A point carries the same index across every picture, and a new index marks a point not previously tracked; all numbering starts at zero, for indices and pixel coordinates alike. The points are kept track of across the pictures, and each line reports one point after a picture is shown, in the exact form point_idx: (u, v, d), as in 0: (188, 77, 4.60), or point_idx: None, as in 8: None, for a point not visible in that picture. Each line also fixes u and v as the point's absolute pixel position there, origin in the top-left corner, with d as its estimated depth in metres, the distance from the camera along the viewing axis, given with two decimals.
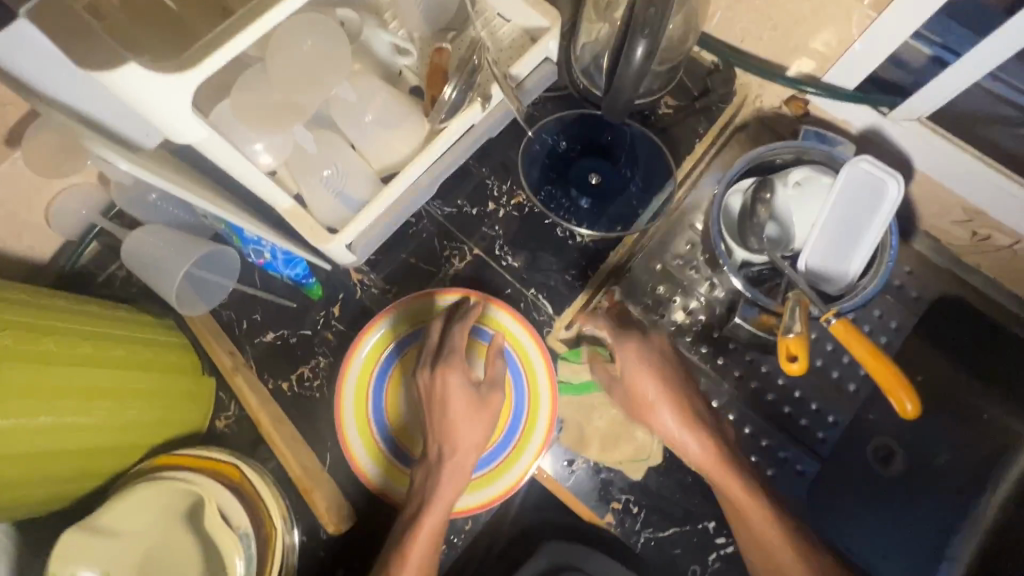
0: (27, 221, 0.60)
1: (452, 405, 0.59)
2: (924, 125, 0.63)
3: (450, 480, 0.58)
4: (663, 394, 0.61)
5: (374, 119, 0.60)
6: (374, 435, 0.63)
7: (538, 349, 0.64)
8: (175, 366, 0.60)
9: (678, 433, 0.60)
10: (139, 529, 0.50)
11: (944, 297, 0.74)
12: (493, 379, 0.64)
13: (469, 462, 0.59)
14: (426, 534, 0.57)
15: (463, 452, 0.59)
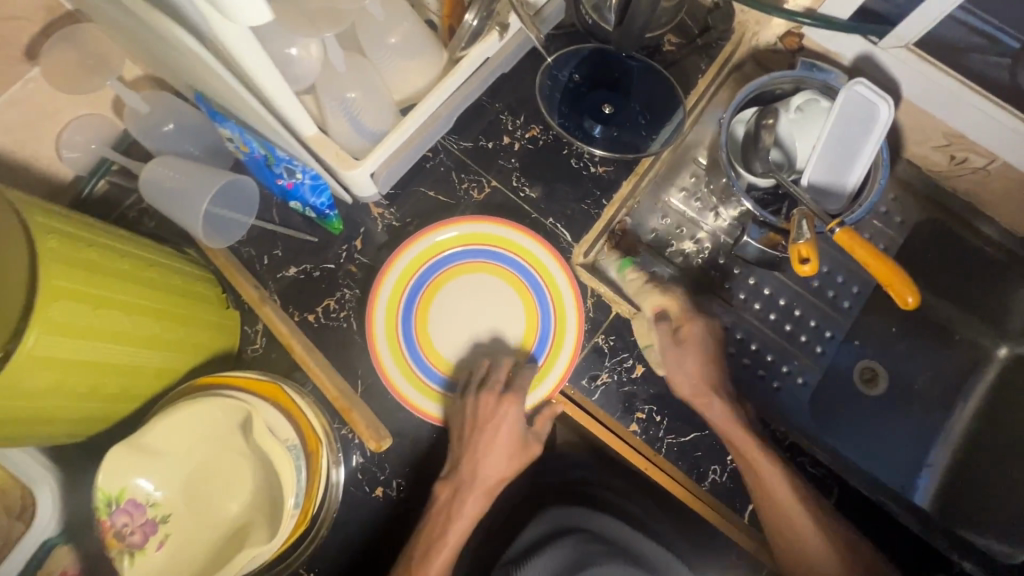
0: (46, 141, 0.58)
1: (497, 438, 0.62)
2: (912, 52, 0.68)
3: (478, 501, 0.62)
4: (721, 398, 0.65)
5: (396, 44, 0.60)
6: (405, 355, 0.64)
7: (565, 275, 0.66)
8: (200, 294, 0.58)
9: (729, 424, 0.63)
10: (192, 441, 0.51)
11: (924, 220, 0.81)
12: (521, 302, 0.67)
13: (494, 487, 0.63)
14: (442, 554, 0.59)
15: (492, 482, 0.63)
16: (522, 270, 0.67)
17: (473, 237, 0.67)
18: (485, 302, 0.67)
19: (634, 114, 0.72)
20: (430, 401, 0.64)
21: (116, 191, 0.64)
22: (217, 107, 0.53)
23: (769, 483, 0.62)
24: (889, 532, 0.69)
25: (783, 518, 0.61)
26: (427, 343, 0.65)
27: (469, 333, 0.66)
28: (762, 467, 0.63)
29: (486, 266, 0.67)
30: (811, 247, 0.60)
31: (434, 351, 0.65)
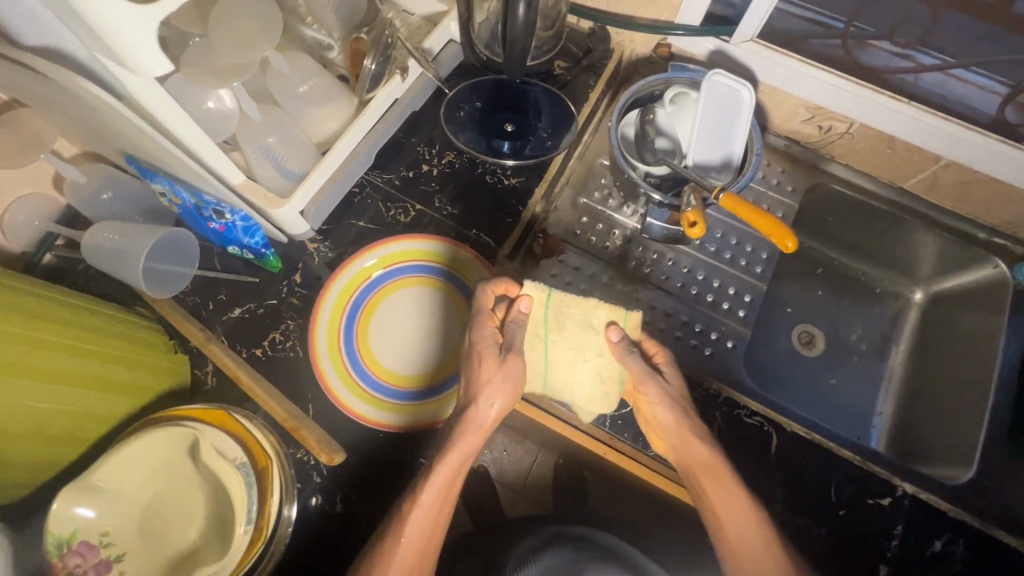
0: None
1: (481, 367, 0.64)
2: (759, 43, 0.79)
3: (467, 442, 0.62)
4: (674, 416, 0.65)
5: (305, 92, 0.67)
6: (344, 360, 0.69)
7: (494, 282, 0.74)
8: (147, 340, 0.62)
9: (683, 449, 0.65)
10: (144, 473, 0.53)
11: (813, 186, 0.90)
12: (455, 307, 0.73)
13: (482, 418, 0.63)
14: (424, 498, 0.60)
15: (485, 420, 0.63)
16: (451, 279, 0.75)
17: (402, 255, 0.74)
18: (423, 309, 0.73)
19: (537, 130, 0.82)
20: (359, 399, 0.68)
21: (62, 262, 0.68)
22: (149, 161, 0.59)
23: (721, 518, 0.62)
24: (833, 469, 0.69)
25: (738, 545, 0.61)
26: (363, 345, 0.70)
27: (410, 341, 0.71)
28: (717, 496, 0.62)
29: (416, 279, 0.74)
30: (698, 212, 0.68)
31: (369, 353, 0.70)
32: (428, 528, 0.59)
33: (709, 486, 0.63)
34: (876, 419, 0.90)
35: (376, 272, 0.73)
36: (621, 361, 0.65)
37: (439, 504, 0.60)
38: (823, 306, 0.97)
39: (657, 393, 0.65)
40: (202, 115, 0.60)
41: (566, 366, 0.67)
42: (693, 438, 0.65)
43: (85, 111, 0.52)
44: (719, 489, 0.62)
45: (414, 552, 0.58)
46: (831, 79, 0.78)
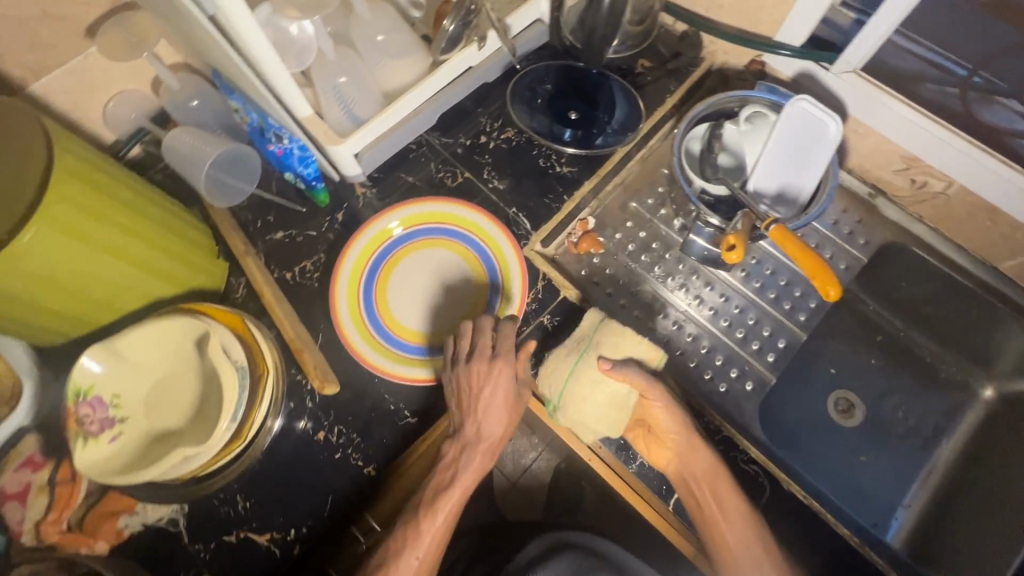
0: (97, 98, 0.72)
1: (490, 397, 0.64)
2: (861, 77, 0.73)
3: (477, 463, 0.65)
4: (682, 426, 0.66)
5: (383, 42, 0.70)
6: (359, 297, 0.72)
7: (518, 263, 0.73)
8: (194, 238, 0.68)
9: (688, 454, 0.65)
10: (160, 353, 0.59)
11: (889, 244, 0.82)
12: (475, 278, 0.74)
13: (496, 442, 0.65)
14: (442, 516, 0.62)
15: (494, 439, 0.65)
16: (472, 244, 0.75)
17: (426, 217, 0.75)
18: (444, 271, 0.74)
19: (603, 124, 0.80)
20: (360, 336, 0.70)
21: (147, 155, 0.76)
22: (232, 78, 0.65)
23: (721, 523, 0.61)
24: (822, 544, 0.65)
25: (734, 549, 0.60)
26: (380, 290, 0.72)
27: (423, 301, 0.73)
28: (716, 502, 0.63)
29: (437, 240, 0.75)
30: (739, 236, 0.67)
31: (383, 298, 0.72)
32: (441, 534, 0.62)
33: (711, 489, 0.63)
34: (900, 512, 0.80)
35: (414, 227, 0.75)
36: (621, 378, 0.64)
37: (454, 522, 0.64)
38: (876, 379, 0.86)
39: (665, 406, 0.66)
40: (285, 42, 0.63)
41: (581, 393, 0.65)
42: (694, 445, 0.65)
43: (184, 20, 0.57)
44: (720, 497, 0.63)
45: (428, 552, 0.61)
46: (938, 129, 0.70)
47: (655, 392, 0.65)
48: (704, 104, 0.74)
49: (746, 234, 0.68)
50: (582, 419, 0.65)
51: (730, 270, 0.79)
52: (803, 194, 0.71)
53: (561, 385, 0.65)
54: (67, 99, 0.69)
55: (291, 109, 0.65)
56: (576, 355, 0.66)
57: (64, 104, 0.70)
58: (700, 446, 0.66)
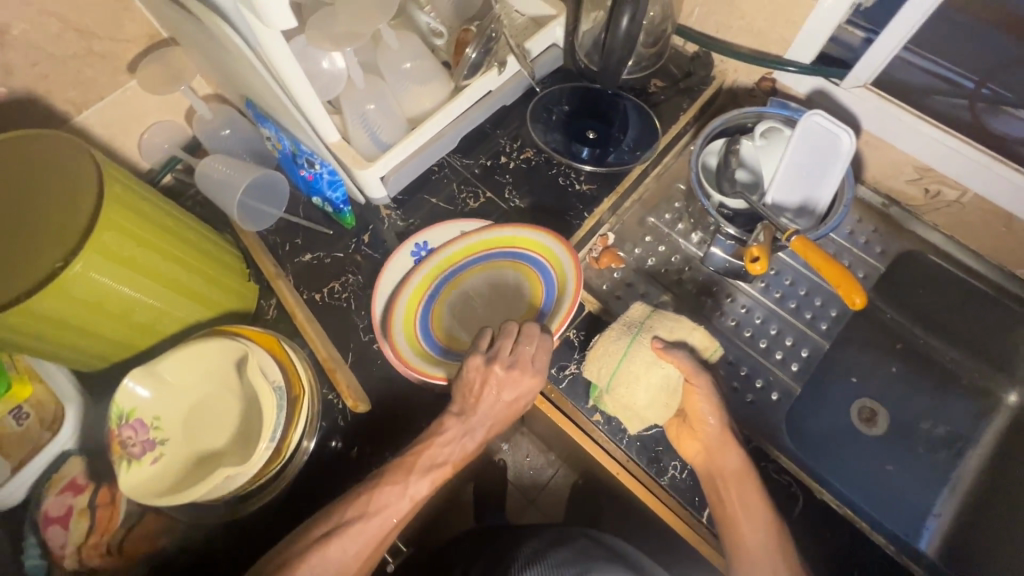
0: (134, 127, 0.76)
1: (506, 390, 0.64)
2: (870, 91, 0.75)
3: (471, 444, 0.67)
4: (721, 424, 0.65)
5: (409, 70, 0.73)
6: (416, 319, 0.70)
7: (575, 281, 0.69)
8: (228, 263, 0.70)
9: (723, 455, 0.64)
10: (199, 375, 0.60)
11: (905, 253, 0.83)
12: (532, 299, 0.72)
13: (493, 428, 0.68)
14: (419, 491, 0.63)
15: (493, 426, 0.68)
16: (540, 270, 0.72)
17: (496, 240, 0.72)
18: (504, 294, 0.73)
19: (619, 142, 0.82)
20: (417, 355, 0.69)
21: (178, 183, 0.79)
22: (267, 106, 0.67)
23: (744, 528, 0.61)
24: (857, 555, 0.64)
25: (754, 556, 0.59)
26: (438, 313, 0.71)
27: (481, 321, 0.72)
28: (740, 506, 0.62)
29: (500, 263, 0.73)
30: (762, 248, 0.68)
31: (438, 318, 0.71)
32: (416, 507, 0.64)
33: (737, 493, 0.63)
34: (930, 520, 0.79)
35: (474, 252, 0.73)
36: (672, 362, 0.66)
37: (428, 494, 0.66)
38: (897, 387, 0.86)
39: (707, 401, 0.65)
40: (315, 73, 0.67)
41: (636, 373, 0.66)
42: (728, 443, 0.65)
43: (224, 54, 0.60)
44: (745, 500, 0.62)
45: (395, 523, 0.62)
46: (948, 138, 0.72)
47: (703, 385, 0.66)
48: (721, 120, 0.77)
49: (767, 243, 0.69)
50: (629, 399, 0.66)
51: (750, 282, 0.81)
52: (819, 209, 0.73)
53: (615, 359, 0.67)
54: (107, 129, 0.73)
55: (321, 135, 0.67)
56: (628, 336, 0.68)
57: (104, 133, 0.73)
58: (736, 446, 0.65)
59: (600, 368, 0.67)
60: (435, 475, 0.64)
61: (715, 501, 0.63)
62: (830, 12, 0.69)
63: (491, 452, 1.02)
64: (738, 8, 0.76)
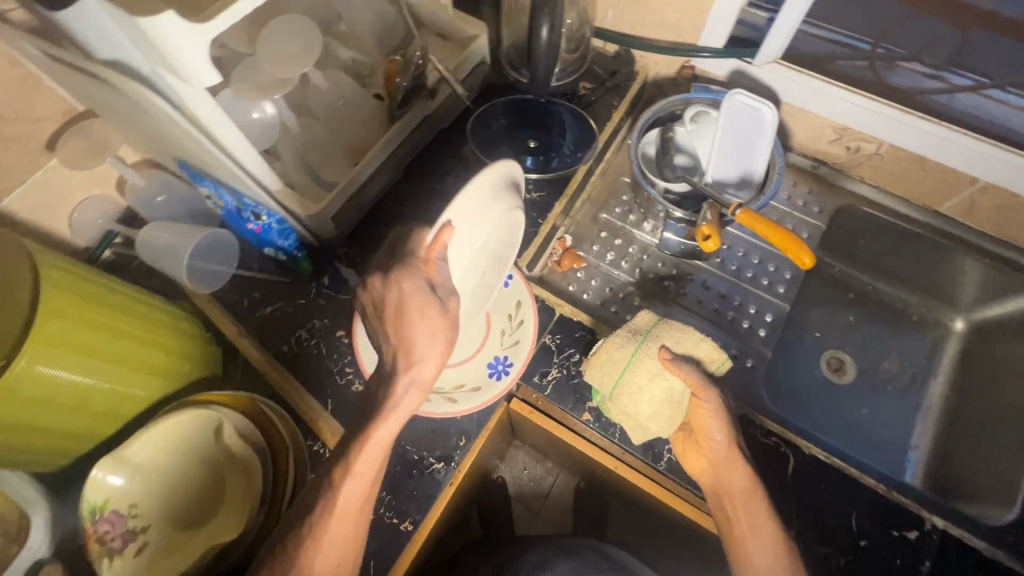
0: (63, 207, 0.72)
1: (411, 314, 0.57)
2: (783, 65, 0.79)
3: (403, 405, 0.56)
4: (728, 439, 0.64)
5: (342, 107, 0.72)
6: None
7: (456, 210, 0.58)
8: (188, 331, 0.67)
9: (730, 471, 0.63)
10: (173, 453, 0.57)
11: (842, 207, 0.88)
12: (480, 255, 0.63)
13: (424, 377, 0.57)
14: (354, 482, 0.55)
15: (425, 379, 0.57)
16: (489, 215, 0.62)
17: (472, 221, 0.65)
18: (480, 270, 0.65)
19: (560, 146, 0.83)
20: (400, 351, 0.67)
21: (120, 258, 0.76)
22: (202, 165, 0.65)
23: (749, 546, 0.60)
24: (854, 500, 0.66)
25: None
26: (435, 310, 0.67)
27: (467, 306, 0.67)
28: (747, 525, 0.61)
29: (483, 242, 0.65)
30: (712, 226, 0.71)
31: None
32: (363, 496, 0.55)
33: (742, 511, 0.62)
34: (911, 453, 0.84)
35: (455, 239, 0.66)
36: (678, 374, 0.65)
37: (368, 486, 0.55)
38: (856, 334, 0.92)
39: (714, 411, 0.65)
40: (247, 125, 0.66)
41: (640, 385, 0.66)
42: (736, 461, 0.64)
43: (149, 118, 0.59)
44: (751, 519, 0.61)
45: (348, 517, 0.55)
46: (855, 99, 0.77)
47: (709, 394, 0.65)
48: (652, 111, 0.80)
49: (716, 221, 0.72)
50: (630, 409, 0.66)
51: (707, 260, 0.84)
52: (756, 180, 0.77)
53: (619, 368, 0.67)
54: (34, 213, 0.69)
55: (263, 184, 0.65)
56: (634, 343, 0.68)
57: (31, 218, 0.70)
58: (743, 465, 0.64)
59: (603, 377, 0.67)
60: (353, 463, 0.55)
61: (725, 520, 0.62)
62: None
63: (488, 473, 1.01)
64: (648, 4, 0.80)
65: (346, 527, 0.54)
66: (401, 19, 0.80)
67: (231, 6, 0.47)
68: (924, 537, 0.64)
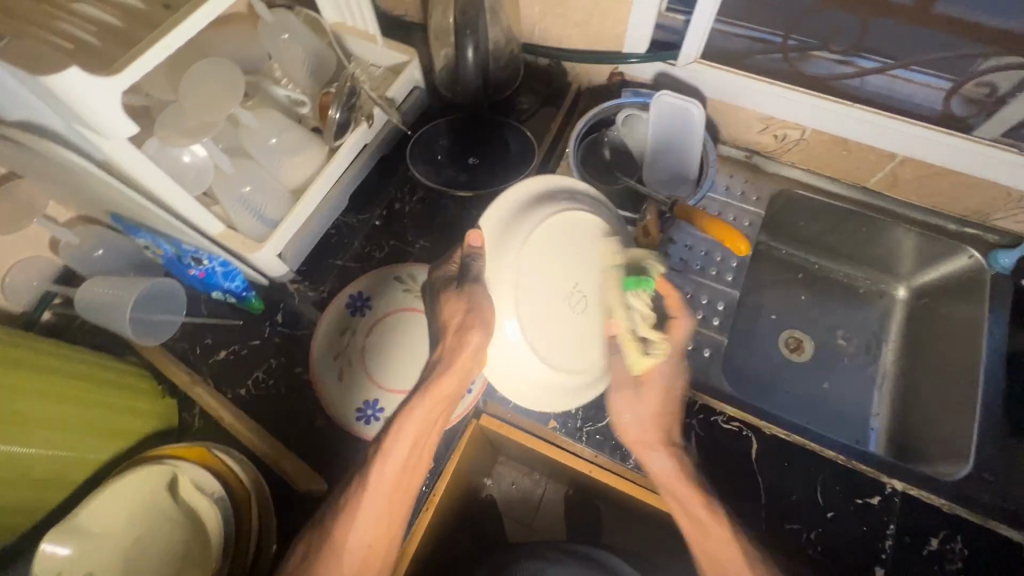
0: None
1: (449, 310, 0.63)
2: (703, 64, 0.83)
3: (433, 395, 0.63)
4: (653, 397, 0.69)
5: (277, 144, 0.72)
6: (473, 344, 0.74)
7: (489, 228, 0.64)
8: (136, 385, 0.66)
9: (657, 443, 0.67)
10: (129, 510, 0.56)
11: (777, 192, 0.91)
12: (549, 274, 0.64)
13: (460, 368, 0.62)
14: (391, 473, 0.61)
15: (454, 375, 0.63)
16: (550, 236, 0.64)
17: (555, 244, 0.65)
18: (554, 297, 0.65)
19: (501, 160, 0.84)
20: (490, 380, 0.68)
21: (60, 318, 0.74)
22: (137, 216, 0.64)
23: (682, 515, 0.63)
24: (818, 473, 0.68)
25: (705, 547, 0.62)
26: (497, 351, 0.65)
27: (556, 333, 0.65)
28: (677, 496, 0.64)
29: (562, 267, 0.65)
30: (650, 224, 0.74)
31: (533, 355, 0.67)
32: (402, 474, 0.62)
33: (675, 484, 0.65)
34: (874, 421, 0.87)
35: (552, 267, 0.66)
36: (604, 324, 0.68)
37: (408, 471, 0.62)
38: (810, 312, 0.95)
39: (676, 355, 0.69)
40: (180, 170, 0.65)
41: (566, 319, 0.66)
42: (670, 454, 0.66)
43: (73, 175, 0.58)
44: (680, 492, 0.64)
45: (387, 490, 0.61)
46: (777, 89, 0.81)
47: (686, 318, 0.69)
48: (588, 117, 0.80)
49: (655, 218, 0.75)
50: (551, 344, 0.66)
51: (657, 257, 0.86)
52: (692, 177, 0.80)
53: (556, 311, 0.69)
54: None
55: (204, 230, 0.65)
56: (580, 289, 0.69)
57: None
58: (670, 455, 0.66)
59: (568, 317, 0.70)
60: (388, 441, 0.62)
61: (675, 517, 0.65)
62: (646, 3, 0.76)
63: (474, 491, 1.00)
64: (571, 17, 0.83)
65: (380, 515, 0.61)
66: (330, 52, 0.80)
67: (141, 56, 0.47)
68: (887, 501, 0.67)
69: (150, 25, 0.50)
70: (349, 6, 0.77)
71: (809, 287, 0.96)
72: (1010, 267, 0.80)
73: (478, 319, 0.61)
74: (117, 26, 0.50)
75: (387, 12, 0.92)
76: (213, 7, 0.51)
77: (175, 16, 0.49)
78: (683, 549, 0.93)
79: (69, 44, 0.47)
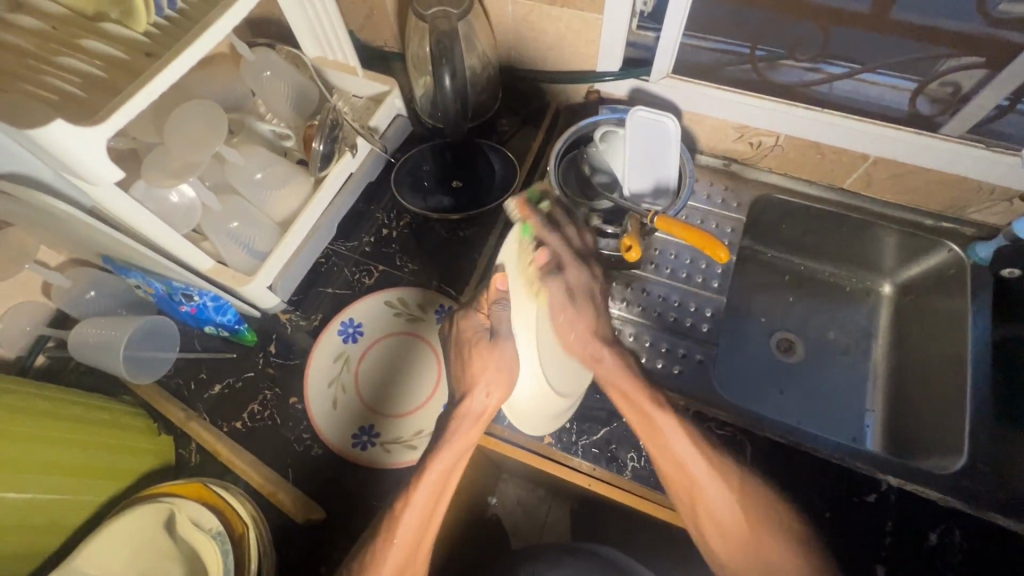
0: None
1: (472, 353, 0.66)
2: (675, 78, 0.85)
3: (463, 433, 0.65)
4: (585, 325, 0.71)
5: (263, 178, 0.73)
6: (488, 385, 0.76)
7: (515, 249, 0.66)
8: (131, 425, 0.66)
9: (669, 436, 0.67)
10: (128, 549, 0.57)
11: (757, 197, 0.93)
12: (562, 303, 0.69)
13: (481, 408, 0.65)
14: (415, 514, 0.62)
15: (486, 411, 0.65)
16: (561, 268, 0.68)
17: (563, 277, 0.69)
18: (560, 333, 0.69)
19: (483, 182, 0.85)
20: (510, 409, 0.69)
21: (54, 361, 0.75)
22: (126, 257, 0.66)
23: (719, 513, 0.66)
24: (814, 473, 0.69)
25: (734, 544, 0.66)
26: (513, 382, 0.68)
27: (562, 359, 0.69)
28: (709, 480, 0.65)
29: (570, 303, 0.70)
30: (632, 237, 0.75)
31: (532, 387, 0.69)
32: (422, 528, 0.62)
33: (697, 483, 0.65)
34: (868, 418, 0.88)
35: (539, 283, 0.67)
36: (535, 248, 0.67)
37: (438, 505, 0.63)
38: (799, 313, 0.96)
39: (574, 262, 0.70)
40: (168, 209, 0.66)
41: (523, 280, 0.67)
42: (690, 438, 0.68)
43: (63, 220, 0.59)
44: (705, 496, 0.65)
45: (407, 548, 0.62)
46: (748, 99, 0.83)
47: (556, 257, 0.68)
48: (568, 135, 0.83)
49: (637, 230, 0.76)
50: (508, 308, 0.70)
51: (642, 267, 0.88)
52: (675, 188, 0.81)
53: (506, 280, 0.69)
54: None
55: (192, 265, 0.66)
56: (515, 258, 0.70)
57: None
58: (685, 433, 0.68)
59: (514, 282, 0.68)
60: (413, 496, 0.63)
61: (695, 510, 0.66)
62: (615, 23, 0.79)
63: (478, 510, 1.00)
64: (544, 40, 0.86)
65: (403, 554, 0.61)
66: (312, 85, 0.82)
67: (125, 103, 0.49)
68: (884, 496, 0.67)
69: (134, 74, 0.52)
70: (327, 39, 0.79)
71: (795, 288, 0.98)
72: (988, 259, 0.81)
73: (500, 378, 0.64)
74: (101, 76, 0.51)
75: (366, 43, 0.94)
76: (192, 55, 0.53)
77: (155, 65, 0.51)
78: (689, 557, 0.92)
79: (54, 96, 0.49)
